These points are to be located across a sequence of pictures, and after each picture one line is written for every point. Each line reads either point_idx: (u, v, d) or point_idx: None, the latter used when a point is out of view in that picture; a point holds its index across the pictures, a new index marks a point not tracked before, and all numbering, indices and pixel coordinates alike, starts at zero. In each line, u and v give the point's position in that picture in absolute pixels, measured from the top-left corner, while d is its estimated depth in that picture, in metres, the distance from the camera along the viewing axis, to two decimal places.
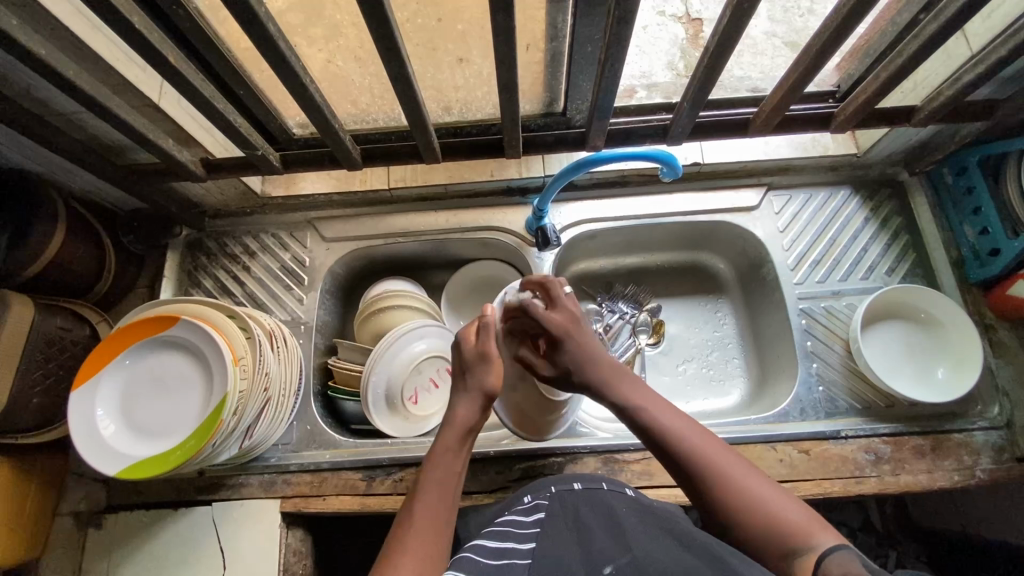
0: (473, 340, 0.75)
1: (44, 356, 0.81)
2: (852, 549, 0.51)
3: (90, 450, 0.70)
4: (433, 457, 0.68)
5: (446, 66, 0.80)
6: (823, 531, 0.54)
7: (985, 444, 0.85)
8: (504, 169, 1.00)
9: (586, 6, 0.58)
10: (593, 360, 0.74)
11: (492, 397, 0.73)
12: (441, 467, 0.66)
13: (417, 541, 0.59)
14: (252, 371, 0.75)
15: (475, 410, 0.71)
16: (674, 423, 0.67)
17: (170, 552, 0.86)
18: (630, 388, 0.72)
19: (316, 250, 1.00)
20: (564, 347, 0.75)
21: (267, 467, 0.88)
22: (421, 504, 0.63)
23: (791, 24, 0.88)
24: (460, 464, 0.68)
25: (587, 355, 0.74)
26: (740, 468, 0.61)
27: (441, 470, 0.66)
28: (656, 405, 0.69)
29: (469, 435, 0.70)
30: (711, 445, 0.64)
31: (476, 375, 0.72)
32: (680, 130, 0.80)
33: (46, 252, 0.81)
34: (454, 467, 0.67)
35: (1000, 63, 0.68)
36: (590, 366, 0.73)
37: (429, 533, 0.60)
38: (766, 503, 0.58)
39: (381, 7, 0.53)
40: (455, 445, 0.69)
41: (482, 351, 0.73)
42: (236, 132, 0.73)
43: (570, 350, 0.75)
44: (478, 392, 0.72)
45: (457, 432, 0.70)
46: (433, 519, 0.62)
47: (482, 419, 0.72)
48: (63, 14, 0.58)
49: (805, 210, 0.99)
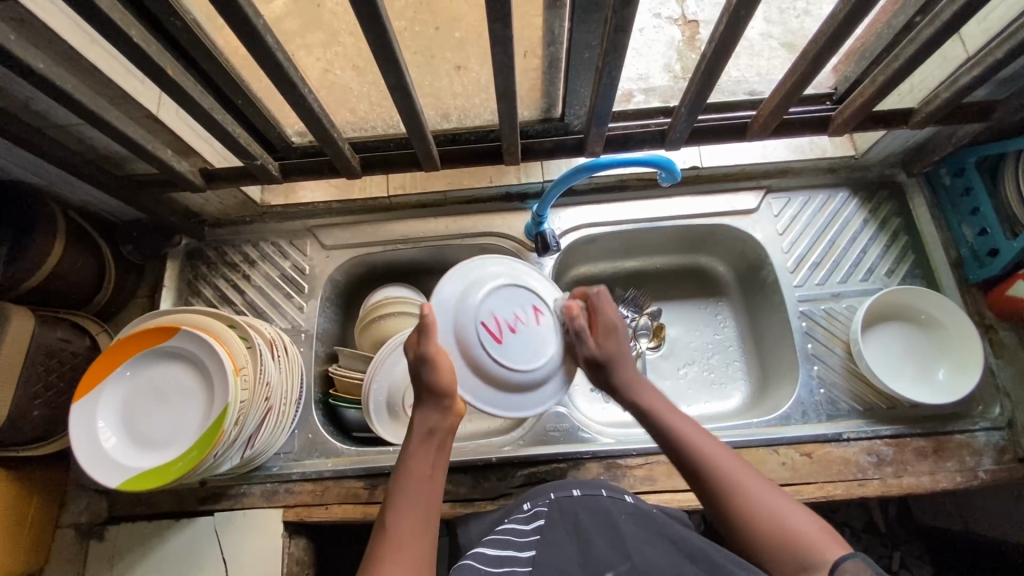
0: (414, 347, 0.71)
1: (45, 369, 0.81)
2: (861, 558, 0.52)
3: (90, 463, 0.70)
4: (402, 462, 0.67)
5: (444, 73, 0.81)
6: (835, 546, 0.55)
7: (987, 444, 0.85)
8: (503, 175, 1.00)
9: (583, 14, 0.58)
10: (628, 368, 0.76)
11: (445, 395, 0.69)
12: (409, 474, 0.65)
13: (396, 552, 0.59)
14: (253, 382, 0.75)
15: (442, 418, 0.69)
16: (694, 434, 0.68)
17: (172, 564, 0.86)
18: (668, 406, 0.72)
19: (316, 257, 1.00)
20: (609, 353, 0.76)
21: (269, 477, 0.88)
22: (392, 515, 0.62)
23: (787, 26, 0.94)
24: (437, 467, 0.67)
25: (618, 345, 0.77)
26: (758, 483, 0.62)
27: (410, 476, 0.65)
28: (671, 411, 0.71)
29: (436, 434, 0.69)
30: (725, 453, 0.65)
31: (422, 378, 0.69)
32: (678, 135, 0.79)
33: (44, 265, 0.81)
34: (422, 469, 0.66)
35: (997, 66, 0.68)
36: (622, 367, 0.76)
37: (403, 543, 0.60)
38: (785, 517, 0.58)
39: (378, 18, 0.53)
40: (421, 447, 0.67)
41: (425, 353, 0.70)
42: (234, 142, 0.73)
43: (614, 347, 0.77)
44: (432, 394, 0.70)
45: (422, 433, 0.68)
46: (405, 529, 0.61)
47: (448, 416, 0.70)
48: (62, 28, 0.59)
49: (803, 213, 0.99)
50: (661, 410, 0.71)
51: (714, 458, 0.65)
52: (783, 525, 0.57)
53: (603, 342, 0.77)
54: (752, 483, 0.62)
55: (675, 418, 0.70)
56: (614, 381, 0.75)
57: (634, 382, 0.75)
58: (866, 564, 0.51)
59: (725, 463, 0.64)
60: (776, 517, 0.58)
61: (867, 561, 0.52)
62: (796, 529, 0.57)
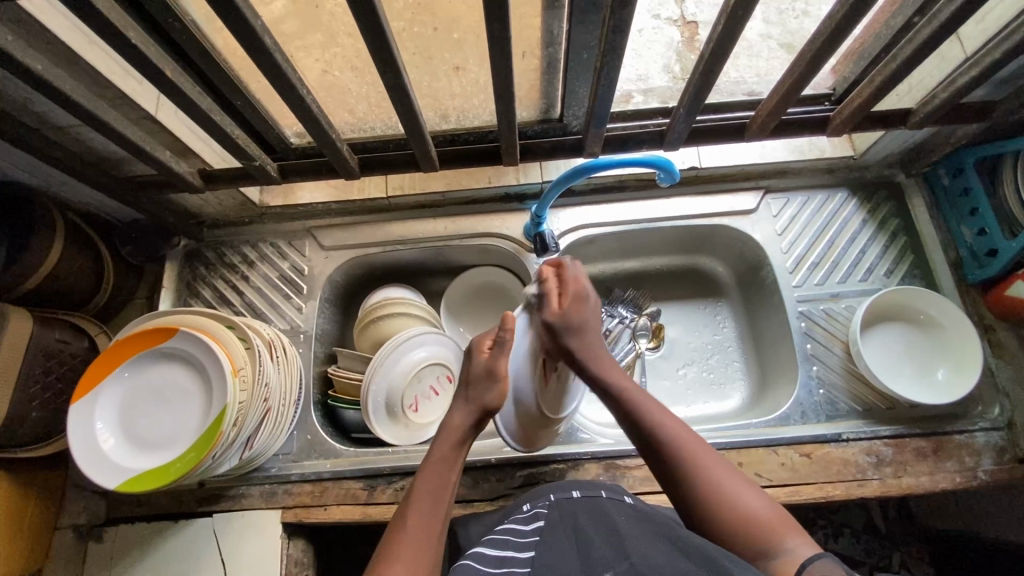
0: (483, 354, 0.76)
1: (43, 370, 0.81)
2: (833, 556, 0.54)
3: (88, 464, 0.70)
4: (427, 464, 0.69)
5: (442, 75, 0.81)
6: (799, 536, 0.58)
7: (986, 445, 0.85)
8: (502, 175, 1.00)
9: (581, 14, 0.58)
10: (587, 343, 0.75)
11: (489, 410, 0.73)
12: (433, 475, 0.67)
13: (409, 552, 0.60)
14: (252, 383, 0.75)
15: (469, 421, 0.72)
16: (664, 421, 0.69)
17: (170, 565, 0.85)
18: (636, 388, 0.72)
19: (315, 258, 1.00)
20: (567, 325, 0.75)
21: (268, 478, 0.88)
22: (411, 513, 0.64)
23: (786, 26, 0.94)
24: (451, 469, 0.68)
25: (575, 324, 0.76)
26: (724, 472, 0.64)
27: (434, 476, 0.67)
28: (643, 396, 0.72)
29: (466, 440, 0.71)
30: (695, 442, 0.67)
31: (481, 389, 0.73)
32: (676, 135, 0.79)
33: (42, 266, 0.80)
34: (448, 474, 0.68)
35: (995, 65, 0.68)
36: (591, 342, 0.75)
37: (417, 539, 0.61)
38: (744, 505, 0.61)
39: (375, 18, 0.53)
40: (449, 453, 0.70)
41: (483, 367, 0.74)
42: (232, 143, 0.73)
43: (574, 323, 0.76)
44: (477, 401, 0.73)
45: (453, 437, 0.71)
46: (421, 524, 0.63)
47: (478, 426, 0.73)
48: (60, 29, 0.59)
49: (802, 214, 0.99)
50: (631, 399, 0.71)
51: (682, 446, 0.66)
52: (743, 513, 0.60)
53: (566, 311, 0.76)
54: (718, 469, 0.64)
55: (646, 406, 0.70)
56: (573, 355, 0.75)
57: (597, 359, 0.75)
58: (835, 565, 0.52)
59: (691, 452, 0.66)
60: (736, 509, 0.61)
61: (838, 561, 0.53)
62: (754, 519, 0.60)
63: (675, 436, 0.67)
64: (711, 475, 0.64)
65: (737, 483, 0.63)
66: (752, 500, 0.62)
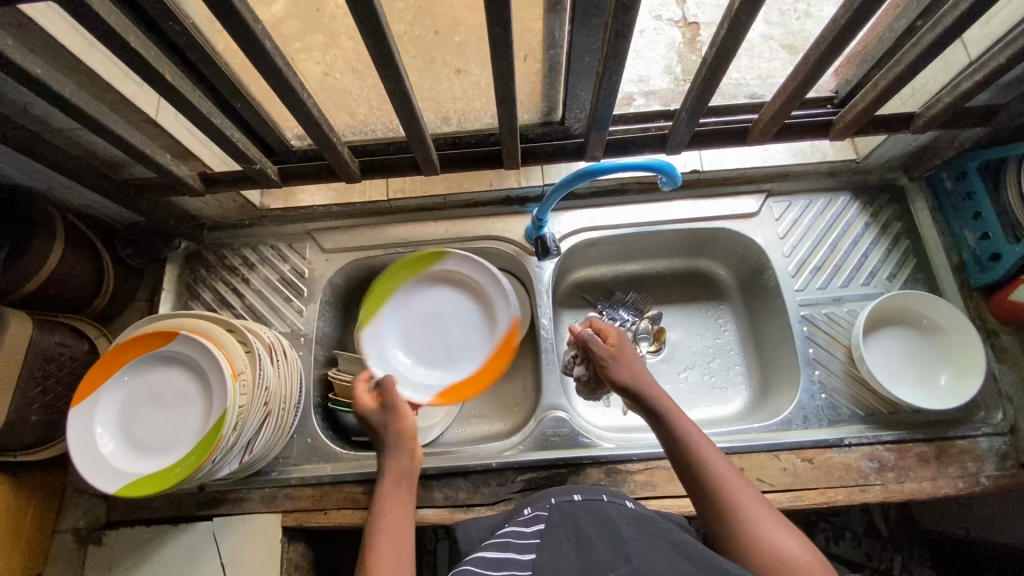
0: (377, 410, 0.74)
1: (43, 373, 0.81)
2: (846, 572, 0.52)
3: (87, 467, 0.69)
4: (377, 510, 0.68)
5: (444, 78, 0.83)
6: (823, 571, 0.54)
7: (989, 450, 0.84)
8: (503, 178, 1.00)
9: (584, 17, 0.58)
10: (640, 376, 0.74)
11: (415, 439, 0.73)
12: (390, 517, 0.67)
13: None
14: (252, 387, 0.75)
15: (400, 457, 0.71)
16: (708, 453, 0.67)
17: (168, 570, 0.85)
18: (690, 424, 0.70)
19: (315, 261, 1.00)
20: (613, 361, 0.76)
21: (268, 482, 0.88)
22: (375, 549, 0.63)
23: (787, 27, 0.94)
24: (407, 510, 0.69)
25: (624, 359, 0.76)
26: (758, 508, 0.61)
27: (394, 517, 0.67)
28: (695, 431, 0.69)
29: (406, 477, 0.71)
30: (735, 476, 0.64)
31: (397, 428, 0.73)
32: (678, 140, 0.79)
33: (43, 268, 0.80)
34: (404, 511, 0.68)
35: (999, 71, 0.68)
36: (642, 375, 0.75)
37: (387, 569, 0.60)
38: (775, 540, 0.57)
39: (377, 23, 0.53)
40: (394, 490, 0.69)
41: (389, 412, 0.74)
42: (233, 146, 0.72)
43: (622, 363, 0.76)
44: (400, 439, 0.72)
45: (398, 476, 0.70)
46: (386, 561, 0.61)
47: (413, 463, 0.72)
48: (60, 32, 0.58)
49: (804, 217, 0.98)
50: (680, 427, 0.69)
51: (724, 480, 0.64)
52: (774, 547, 0.57)
53: (615, 349, 0.77)
54: (753, 506, 0.61)
55: (695, 438, 0.68)
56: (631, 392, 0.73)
57: (657, 390, 0.73)
58: None
59: (737, 491, 0.63)
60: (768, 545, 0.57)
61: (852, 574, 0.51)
62: (788, 554, 0.56)
63: (718, 467, 0.65)
64: (746, 508, 0.61)
65: (768, 520, 0.60)
66: (783, 536, 0.58)
